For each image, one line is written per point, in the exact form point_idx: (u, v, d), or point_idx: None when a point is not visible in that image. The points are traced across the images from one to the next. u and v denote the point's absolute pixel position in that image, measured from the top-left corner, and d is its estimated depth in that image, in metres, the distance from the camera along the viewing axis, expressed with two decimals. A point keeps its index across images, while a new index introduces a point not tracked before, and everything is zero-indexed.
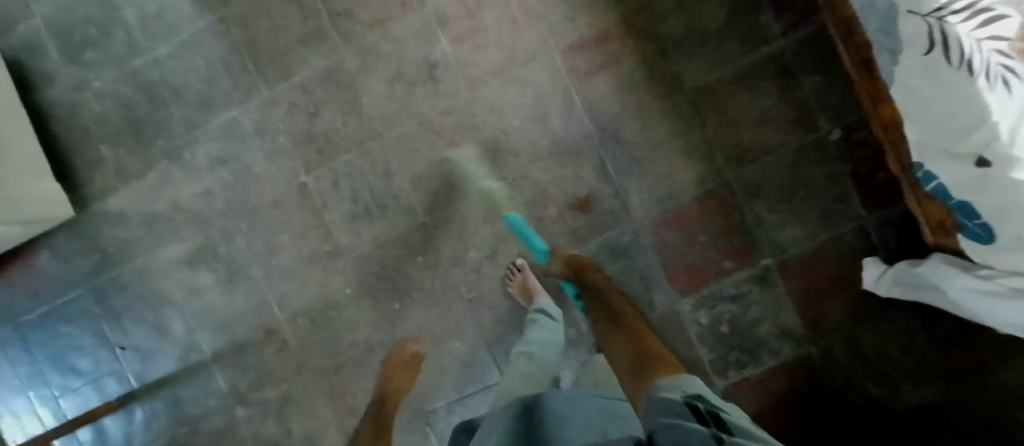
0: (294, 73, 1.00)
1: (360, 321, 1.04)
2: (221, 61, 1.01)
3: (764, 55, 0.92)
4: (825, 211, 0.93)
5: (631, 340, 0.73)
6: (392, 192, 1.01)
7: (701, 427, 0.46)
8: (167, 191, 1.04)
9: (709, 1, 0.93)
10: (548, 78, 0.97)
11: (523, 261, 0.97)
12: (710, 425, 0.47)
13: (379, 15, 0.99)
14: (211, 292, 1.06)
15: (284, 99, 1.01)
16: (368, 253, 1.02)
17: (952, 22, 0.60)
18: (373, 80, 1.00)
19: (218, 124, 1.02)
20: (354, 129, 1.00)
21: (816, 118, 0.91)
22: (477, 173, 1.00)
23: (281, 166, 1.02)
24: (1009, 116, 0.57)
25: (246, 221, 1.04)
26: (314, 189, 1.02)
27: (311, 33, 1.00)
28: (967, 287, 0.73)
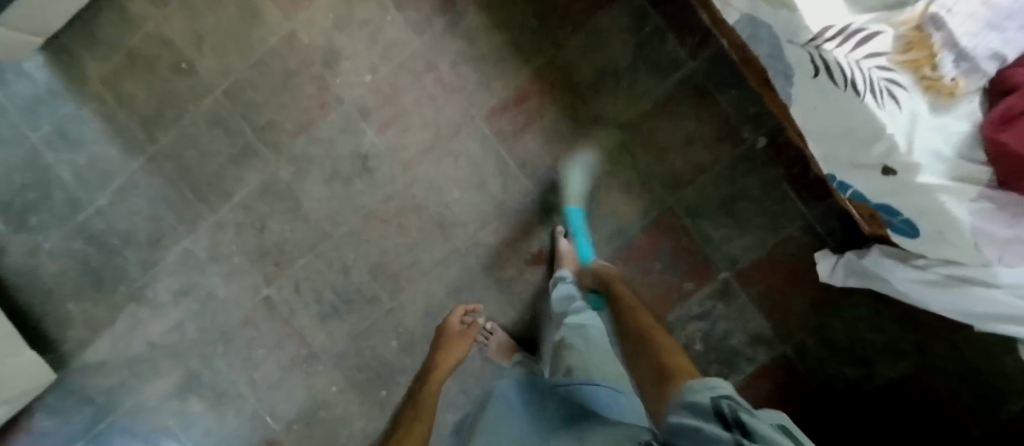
0: (233, 194, 1.02)
1: (352, 416, 1.05)
2: (162, 198, 1.03)
3: (677, 82, 0.94)
4: (768, 215, 0.95)
5: (647, 340, 0.63)
6: (354, 286, 1.03)
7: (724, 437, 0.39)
8: (140, 331, 1.06)
9: (615, 39, 0.94)
10: (477, 145, 0.99)
11: (493, 323, 0.98)
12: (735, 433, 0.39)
13: (301, 120, 1.00)
14: (205, 419, 1.07)
15: (229, 220, 1.03)
16: (345, 348, 1.05)
17: (830, 49, 0.61)
18: (310, 183, 1.01)
19: (174, 258, 1.04)
20: (304, 235, 1.02)
21: (740, 130, 0.94)
22: (431, 250, 1.01)
23: (243, 284, 1.04)
24: (901, 127, 0.59)
25: (222, 344, 1.06)
26: (279, 299, 1.04)
27: (241, 151, 1.01)
28: (905, 278, 0.74)
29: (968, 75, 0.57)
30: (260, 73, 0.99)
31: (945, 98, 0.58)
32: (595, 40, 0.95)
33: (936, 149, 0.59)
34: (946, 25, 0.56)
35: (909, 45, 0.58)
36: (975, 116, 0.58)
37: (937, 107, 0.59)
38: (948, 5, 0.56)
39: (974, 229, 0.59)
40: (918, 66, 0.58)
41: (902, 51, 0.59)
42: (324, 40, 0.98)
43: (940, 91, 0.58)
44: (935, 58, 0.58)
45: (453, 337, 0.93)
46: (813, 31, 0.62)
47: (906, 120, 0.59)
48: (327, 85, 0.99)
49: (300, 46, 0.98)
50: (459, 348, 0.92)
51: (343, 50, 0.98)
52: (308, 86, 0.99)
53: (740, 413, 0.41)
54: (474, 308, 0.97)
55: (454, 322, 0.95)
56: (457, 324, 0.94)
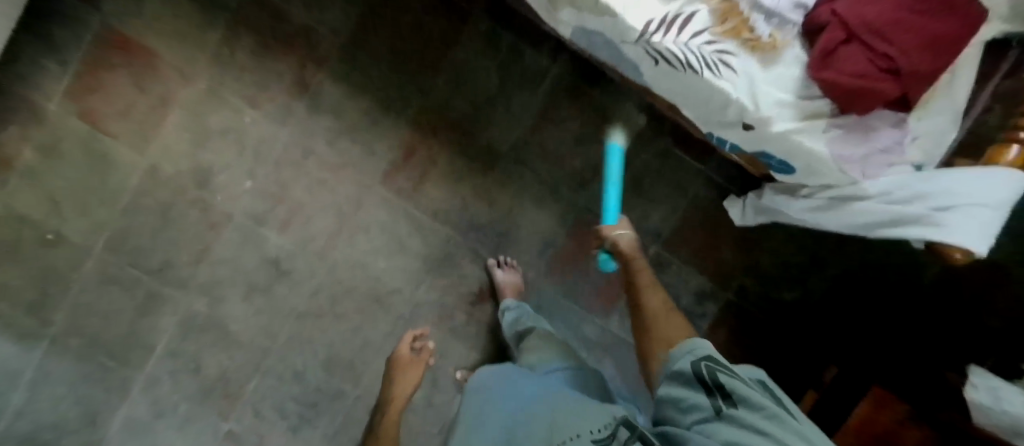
0: (155, 345, 0.97)
1: None
2: (82, 376, 0.96)
3: (549, 89, 0.96)
4: (673, 182, 0.99)
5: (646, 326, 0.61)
6: (314, 387, 1.00)
7: (702, 400, 0.45)
8: None
9: (478, 69, 0.95)
10: (384, 211, 0.98)
11: (463, 372, 1.01)
12: (714, 396, 0.45)
13: (199, 248, 0.96)
14: None
15: (162, 372, 0.98)
16: None
17: (660, 39, 0.62)
18: (232, 304, 0.97)
19: (117, 430, 0.98)
20: (244, 357, 0.99)
21: (621, 114, 0.97)
22: (376, 325, 1.00)
23: (201, 429, 0.99)
24: (746, 88, 0.63)
25: None
26: (243, 428, 1.00)
27: (148, 301, 0.96)
28: (799, 210, 0.79)
29: (781, 27, 0.63)
30: (137, 216, 0.94)
31: (769, 52, 0.63)
32: (459, 76, 0.96)
33: (779, 98, 0.63)
34: None
35: (724, 15, 0.63)
36: (802, 59, 0.63)
37: (765, 62, 0.63)
38: None
39: (836, 157, 0.64)
40: (737, 32, 0.63)
41: (720, 22, 0.63)
42: (191, 161, 0.94)
43: (764, 48, 0.63)
44: (748, 22, 0.63)
45: (402, 365, 0.92)
46: (639, 28, 0.62)
47: (746, 83, 0.63)
48: (213, 204, 0.95)
49: (168, 175, 0.94)
50: (412, 374, 0.91)
51: (214, 165, 0.94)
52: (192, 213, 0.95)
53: (716, 369, 0.47)
54: (422, 332, 0.97)
55: (404, 350, 0.93)
56: (407, 353, 0.93)
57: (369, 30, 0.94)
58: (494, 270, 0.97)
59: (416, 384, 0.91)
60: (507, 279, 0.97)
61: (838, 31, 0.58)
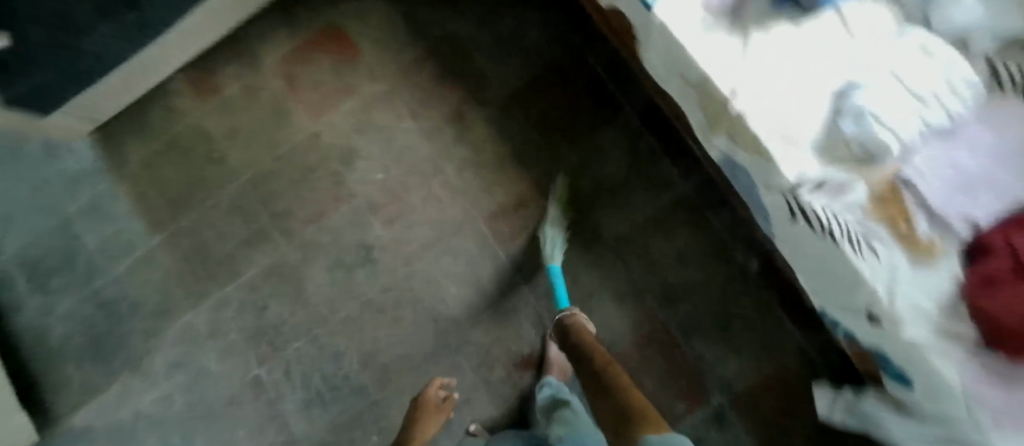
0: (242, 273, 1.07)
1: None
2: (175, 272, 1.08)
3: (671, 201, 0.97)
4: (764, 340, 0.93)
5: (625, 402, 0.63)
6: (343, 374, 1.03)
7: None
8: (130, 401, 1.08)
9: (612, 157, 0.99)
10: (476, 245, 1.02)
11: (476, 426, 0.98)
12: None
13: (315, 210, 1.06)
14: None
15: (234, 298, 1.07)
16: (325, 439, 1.03)
17: (808, 198, 0.62)
18: (315, 270, 1.05)
19: (176, 330, 1.08)
20: (302, 319, 1.05)
21: (733, 251, 0.95)
22: (422, 344, 1.02)
23: (236, 363, 1.06)
24: (885, 279, 0.60)
25: (205, 422, 1.06)
26: (268, 380, 1.05)
27: (255, 235, 1.07)
28: (901, 431, 0.70)
29: (944, 233, 0.60)
30: (282, 165, 1.07)
31: (924, 254, 0.60)
32: (593, 156, 1.00)
33: (918, 302, 0.59)
34: (915, 186, 0.60)
35: (884, 200, 0.61)
36: (956, 275, 0.59)
37: (918, 262, 0.60)
38: (918, 169, 0.60)
39: (969, 393, 0.57)
40: (894, 221, 0.61)
41: (878, 206, 0.62)
42: (346, 140, 1.06)
43: (918, 248, 0.60)
44: (909, 216, 0.61)
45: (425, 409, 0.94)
46: (789, 180, 0.63)
47: (887, 274, 0.60)
48: (342, 180, 1.06)
49: (322, 144, 1.07)
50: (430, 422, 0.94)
51: (360, 148, 1.06)
52: (324, 179, 1.06)
53: None
54: (450, 381, 0.99)
55: (431, 396, 0.95)
56: (433, 399, 0.95)
57: (532, 92, 1.03)
58: (551, 341, 0.96)
59: (433, 431, 0.94)
60: (557, 356, 0.95)
61: (1006, 261, 0.55)
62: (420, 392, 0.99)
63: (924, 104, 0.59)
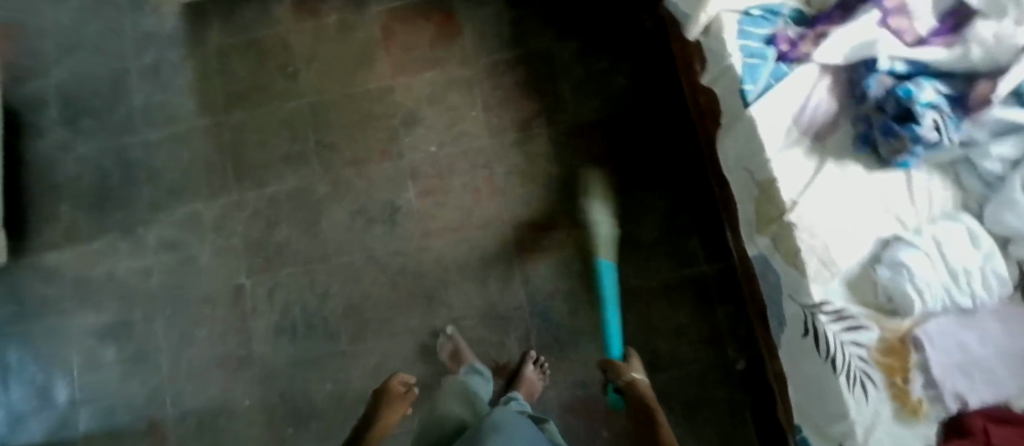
0: (267, 185, 1.08)
1: (248, 436, 1.01)
2: (205, 159, 1.09)
3: (687, 278, 1.00)
4: (724, 438, 0.95)
5: None
6: (323, 314, 1.04)
7: None
8: (108, 260, 1.07)
9: (648, 216, 1.02)
10: (495, 246, 1.04)
11: (451, 329, 1.00)
12: None
13: (360, 155, 1.08)
14: (110, 370, 1.04)
15: (250, 204, 1.07)
16: (280, 368, 1.03)
17: (824, 322, 0.69)
18: (337, 209, 1.07)
19: (181, 213, 1.08)
20: (305, 249, 1.06)
21: (725, 346, 0.97)
22: (408, 316, 1.03)
23: (225, 264, 1.06)
24: (866, 417, 0.65)
25: (172, 308, 1.05)
26: (249, 292, 1.05)
27: (295, 154, 1.09)
28: None
29: (932, 399, 0.65)
30: (347, 103, 1.10)
31: (908, 412, 0.65)
32: (632, 208, 1.03)
33: None
34: (925, 349, 0.65)
35: (890, 351, 0.67)
36: (930, 441, 0.64)
37: (901, 418, 0.65)
38: (932, 336, 0.65)
39: None
40: (892, 372, 0.66)
41: (883, 353, 0.67)
42: (415, 104, 1.10)
43: (905, 404, 0.65)
44: (908, 373, 0.65)
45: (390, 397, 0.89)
46: (814, 298, 0.70)
47: (870, 415, 0.65)
48: (396, 139, 1.09)
49: (391, 99, 1.10)
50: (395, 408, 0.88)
51: (425, 117, 1.09)
52: (381, 131, 1.09)
53: None
54: (410, 378, 0.93)
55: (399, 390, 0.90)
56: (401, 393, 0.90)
57: (599, 130, 1.06)
58: (528, 362, 0.97)
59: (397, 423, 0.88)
60: (530, 376, 0.95)
61: None
62: (381, 386, 0.91)
63: (957, 286, 0.65)
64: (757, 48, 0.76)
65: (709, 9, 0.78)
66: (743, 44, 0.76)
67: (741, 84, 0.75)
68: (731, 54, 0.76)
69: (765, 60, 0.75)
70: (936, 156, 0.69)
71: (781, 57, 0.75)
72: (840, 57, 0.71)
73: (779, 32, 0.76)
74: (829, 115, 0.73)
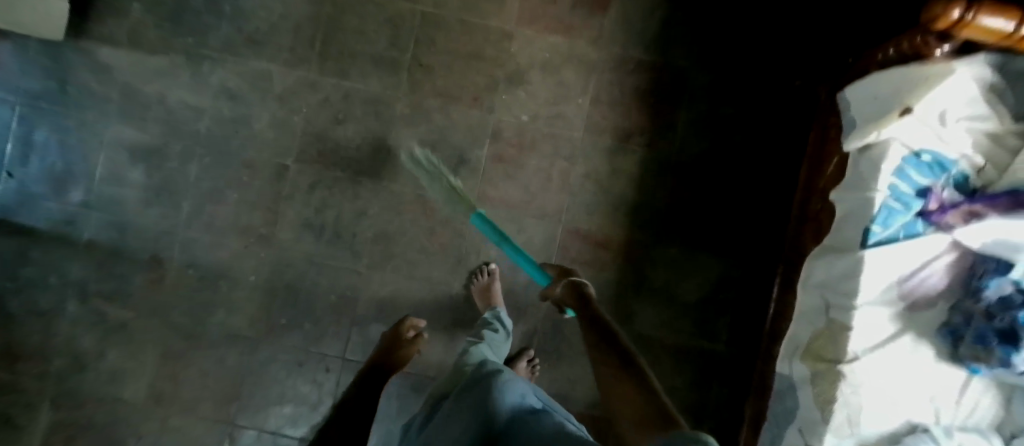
0: (348, 78, 1.02)
1: (241, 310, 1.02)
2: (297, 22, 1.02)
3: (703, 350, 1.01)
4: None
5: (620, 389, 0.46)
6: (353, 229, 1.02)
7: None
8: (164, 81, 1.01)
9: (695, 278, 1.01)
10: (541, 240, 1.02)
11: (494, 267, 1.00)
12: None
13: (451, 91, 1.02)
14: (131, 190, 1.02)
15: (324, 90, 1.02)
16: (293, 262, 1.02)
17: None
18: (406, 135, 1.02)
19: (253, 66, 1.01)
20: (361, 159, 1.02)
21: (703, 422, 1.00)
22: (433, 267, 1.02)
23: (278, 139, 1.02)
24: None
25: (210, 157, 1.02)
26: (292, 177, 1.02)
27: (387, 60, 1.02)
28: None
29: None
30: (460, 31, 1.02)
31: None
32: (683, 264, 1.01)
33: None
34: None
35: None
36: None
37: None
38: None
39: None
40: None
41: None
42: (527, 63, 1.02)
43: None
44: None
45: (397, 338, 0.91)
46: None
47: None
48: (493, 90, 1.02)
49: (506, 47, 1.02)
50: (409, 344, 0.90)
51: (531, 81, 1.02)
52: (482, 75, 1.02)
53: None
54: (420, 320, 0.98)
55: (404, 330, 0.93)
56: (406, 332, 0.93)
57: (693, 174, 1.01)
58: (523, 358, 0.98)
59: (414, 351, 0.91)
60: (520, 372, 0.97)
61: None
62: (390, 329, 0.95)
63: None
64: (906, 194, 0.72)
65: (881, 133, 0.72)
66: (894, 184, 0.72)
67: (870, 221, 0.72)
68: (878, 188, 0.71)
69: (906, 209, 0.72)
70: (1008, 377, 0.70)
71: (923, 213, 0.72)
72: (978, 243, 0.69)
73: (936, 189, 0.72)
74: (931, 289, 0.73)
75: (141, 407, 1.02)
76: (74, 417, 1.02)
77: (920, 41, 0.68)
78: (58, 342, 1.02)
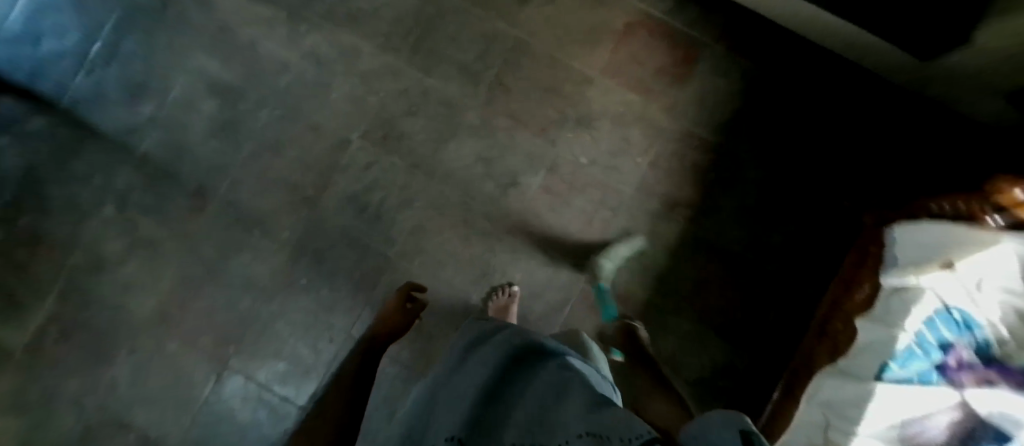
0: (431, 76, 1.06)
1: (265, 260, 1.04)
2: (399, 12, 1.06)
3: None
4: None
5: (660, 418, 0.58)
6: (393, 216, 1.05)
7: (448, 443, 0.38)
8: (260, 29, 1.06)
9: (700, 358, 1.03)
10: (566, 278, 1.05)
11: (518, 289, 1.01)
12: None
13: (523, 116, 1.06)
14: (198, 120, 1.05)
15: (405, 81, 1.06)
16: (329, 229, 1.05)
17: None
18: (469, 143, 1.05)
19: (346, 40, 1.06)
20: (420, 154, 1.05)
21: None
22: (457, 274, 1.04)
23: (349, 112, 1.05)
24: None
25: (281, 111, 1.05)
26: (351, 151, 1.05)
27: (472, 70, 1.06)
28: None
29: None
30: (548, 63, 1.06)
31: None
32: (693, 341, 1.03)
33: None
34: None
35: None
36: None
37: None
38: None
39: None
40: None
41: None
42: (599, 111, 1.06)
43: None
44: None
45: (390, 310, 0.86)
46: None
47: None
48: (562, 127, 1.06)
49: (585, 90, 1.06)
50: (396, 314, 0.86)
51: (600, 128, 1.06)
52: (556, 109, 1.06)
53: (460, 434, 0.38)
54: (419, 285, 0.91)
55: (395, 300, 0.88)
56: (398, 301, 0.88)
57: (725, 261, 1.04)
58: None
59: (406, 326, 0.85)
60: None
61: None
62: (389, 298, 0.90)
63: None
64: (930, 342, 0.74)
65: (920, 279, 0.75)
66: (921, 330, 0.74)
67: (890, 358, 0.74)
68: (905, 327, 0.73)
69: (926, 357, 0.74)
70: None
71: (941, 366, 0.73)
72: (985, 409, 0.71)
73: (959, 347, 0.73)
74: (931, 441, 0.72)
75: (141, 324, 1.04)
76: (75, 316, 1.03)
77: (977, 207, 0.72)
78: (83, 241, 1.04)
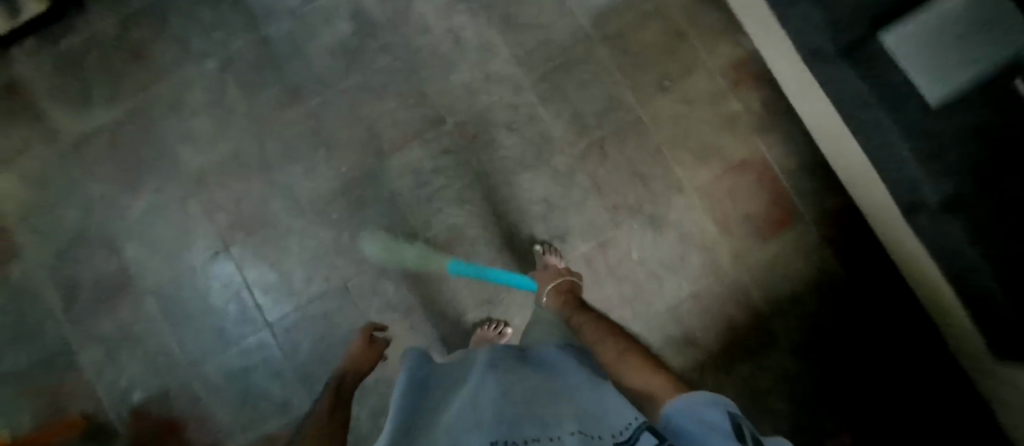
0: (544, 107, 1.07)
1: (312, 180, 1.07)
2: (549, 38, 1.08)
3: None
4: None
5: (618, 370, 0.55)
6: (441, 206, 1.06)
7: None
8: None
9: None
10: None
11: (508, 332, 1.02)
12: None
13: (603, 185, 1.06)
14: (327, 31, 1.09)
15: (519, 99, 1.07)
16: (380, 185, 1.06)
17: None
18: (543, 182, 1.06)
19: (491, 36, 1.08)
20: (496, 167, 1.06)
21: None
22: (466, 287, 1.05)
23: (457, 97, 1.07)
24: None
25: (401, 64, 1.08)
26: (439, 130, 1.07)
27: (582, 122, 1.07)
28: None
29: None
30: (652, 153, 1.06)
31: None
32: None
33: None
34: None
35: None
36: None
37: None
38: None
39: None
40: None
41: None
42: (673, 220, 1.05)
43: None
44: None
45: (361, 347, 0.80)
46: None
47: None
48: (631, 214, 1.05)
49: (671, 195, 1.06)
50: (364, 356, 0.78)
51: (664, 235, 1.05)
52: (635, 195, 1.06)
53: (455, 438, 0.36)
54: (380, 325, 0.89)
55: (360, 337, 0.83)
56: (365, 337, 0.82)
57: None
58: None
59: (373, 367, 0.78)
60: None
61: None
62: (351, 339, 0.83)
63: None
64: None
65: None
66: None
67: None
68: None
69: None
70: None
71: None
72: None
73: None
74: None
75: (179, 173, 1.07)
76: (132, 135, 1.07)
77: None
78: (175, 76, 1.08)
